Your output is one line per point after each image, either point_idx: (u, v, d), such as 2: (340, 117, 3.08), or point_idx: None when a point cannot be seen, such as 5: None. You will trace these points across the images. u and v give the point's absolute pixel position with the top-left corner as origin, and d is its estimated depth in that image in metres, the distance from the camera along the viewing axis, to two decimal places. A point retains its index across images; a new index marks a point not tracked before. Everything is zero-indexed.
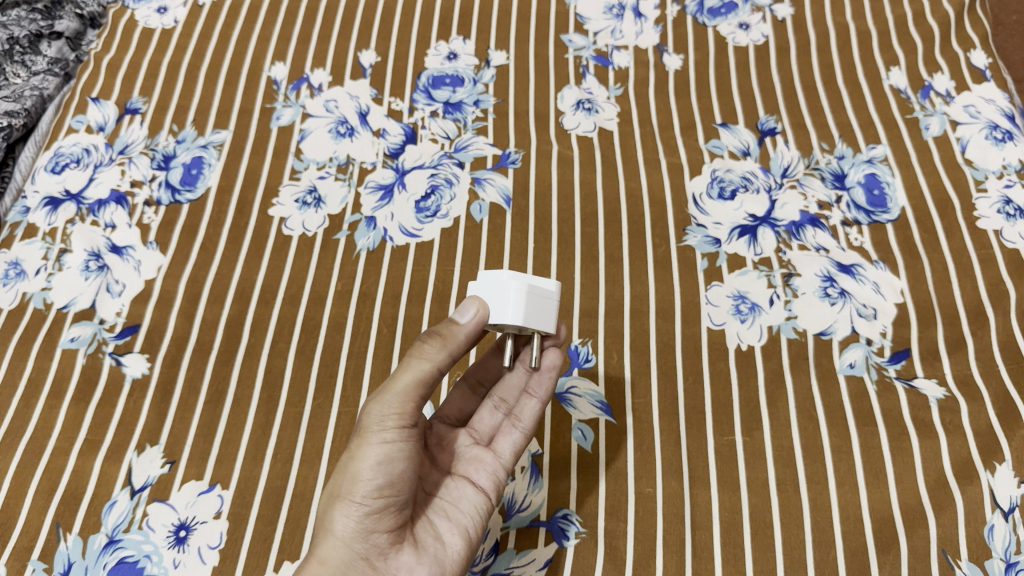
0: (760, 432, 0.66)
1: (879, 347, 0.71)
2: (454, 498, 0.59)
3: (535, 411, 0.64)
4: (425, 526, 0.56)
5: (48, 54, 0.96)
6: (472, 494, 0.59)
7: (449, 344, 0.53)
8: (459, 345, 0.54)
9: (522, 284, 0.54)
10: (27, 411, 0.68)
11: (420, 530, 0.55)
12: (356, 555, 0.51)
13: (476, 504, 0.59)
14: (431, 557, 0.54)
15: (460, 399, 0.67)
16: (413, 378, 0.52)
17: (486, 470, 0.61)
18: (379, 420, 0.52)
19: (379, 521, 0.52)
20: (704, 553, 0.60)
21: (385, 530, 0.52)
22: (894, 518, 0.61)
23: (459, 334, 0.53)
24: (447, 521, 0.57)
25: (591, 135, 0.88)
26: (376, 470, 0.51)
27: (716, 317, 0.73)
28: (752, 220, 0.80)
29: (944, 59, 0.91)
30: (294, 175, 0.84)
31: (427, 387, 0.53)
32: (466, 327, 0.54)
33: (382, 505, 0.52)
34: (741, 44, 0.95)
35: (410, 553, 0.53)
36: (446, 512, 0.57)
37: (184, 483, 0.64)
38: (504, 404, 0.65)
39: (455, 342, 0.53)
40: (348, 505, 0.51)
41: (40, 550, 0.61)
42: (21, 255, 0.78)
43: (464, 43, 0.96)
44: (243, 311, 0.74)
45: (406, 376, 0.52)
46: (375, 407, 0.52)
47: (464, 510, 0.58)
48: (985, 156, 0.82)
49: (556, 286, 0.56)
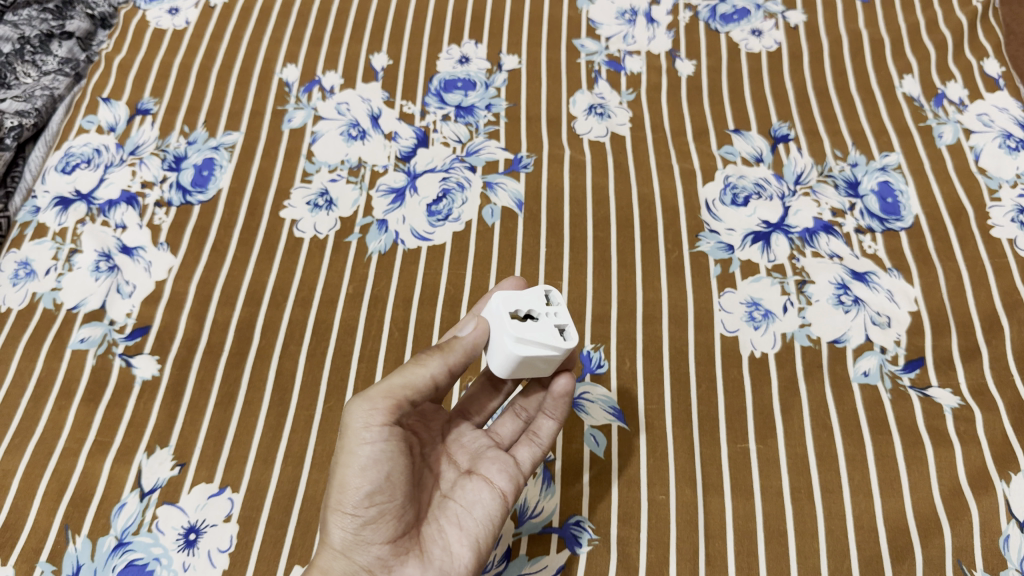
0: (774, 439, 0.66)
1: (893, 355, 0.70)
2: (470, 502, 0.57)
3: (554, 427, 0.63)
4: (435, 532, 0.55)
5: (59, 54, 0.96)
6: (488, 499, 0.57)
7: (449, 356, 0.54)
8: (459, 356, 0.54)
9: (514, 356, 0.52)
10: (36, 412, 0.68)
11: (429, 539, 0.54)
12: (357, 567, 0.51)
13: (490, 509, 0.57)
14: (436, 568, 0.53)
15: (483, 396, 0.67)
16: (402, 381, 0.53)
17: (505, 472, 0.59)
18: (363, 424, 0.51)
19: (376, 532, 0.51)
20: (717, 561, 0.60)
21: (384, 540, 0.52)
22: (909, 527, 0.60)
23: (459, 346, 0.54)
24: (459, 528, 0.55)
25: (603, 139, 0.87)
26: (361, 477, 0.51)
27: (729, 324, 0.73)
28: (765, 227, 0.79)
29: (957, 67, 0.91)
30: (306, 177, 0.84)
31: (419, 392, 0.54)
32: (465, 338, 0.54)
33: (377, 514, 0.51)
34: (753, 50, 0.95)
35: (414, 565, 0.52)
36: (457, 519, 0.56)
37: (194, 485, 0.64)
38: (525, 410, 0.65)
39: (454, 354, 0.54)
40: (342, 516, 0.51)
41: (48, 552, 0.60)
42: (31, 255, 0.77)
43: (476, 47, 0.96)
44: (254, 313, 0.74)
45: (394, 379, 0.53)
46: (358, 409, 0.52)
47: (476, 516, 0.56)
48: (999, 165, 0.82)
49: (562, 349, 0.52)
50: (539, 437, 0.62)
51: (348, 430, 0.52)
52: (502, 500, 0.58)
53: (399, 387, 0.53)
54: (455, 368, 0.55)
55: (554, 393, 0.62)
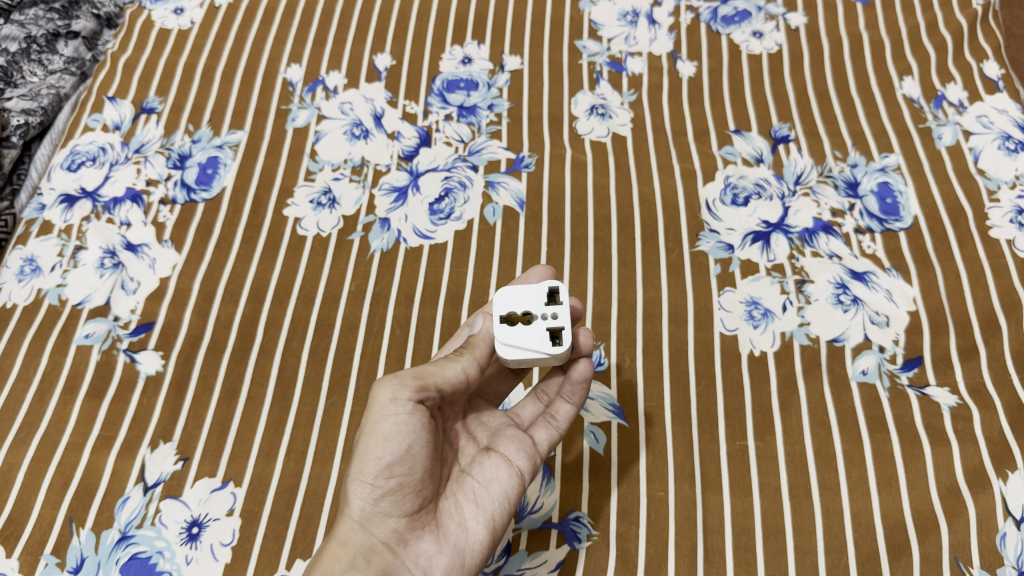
0: (773, 437, 0.66)
1: (892, 354, 0.71)
2: (487, 478, 0.57)
3: (572, 411, 0.64)
4: (451, 508, 0.55)
5: (64, 53, 0.97)
6: (505, 476, 0.58)
7: (476, 353, 0.58)
8: (483, 352, 0.58)
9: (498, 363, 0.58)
10: (41, 407, 0.68)
11: (445, 515, 0.55)
12: (374, 539, 0.51)
13: (506, 487, 0.57)
14: (452, 545, 0.53)
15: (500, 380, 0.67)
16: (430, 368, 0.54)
17: (523, 450, 0.60)
18: (389, 400, 0.52)
19: (395, 504, 0.52)
20: (715, 557, 0.60)
21: (402, 514, 0.52)
22: (906, 524, 0.61)
23: (482, 343, 0.58)
24: (475, 505, 0.56)
25: (604, 140, 0.88)
26: (383, 448, 0.51)
27: (728, 323, 0.74)
28: (765, 227, 0.80)
29: (957, 69, 0.92)
30: (309, 176, 0.84)
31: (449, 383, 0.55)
32: (482, 337, 0.58)
33: (396, 486, 0.52)
34: (754, 52, 0.95)
35: (429, 541, 0.53)
36: (474, 494, 0.56)
37: (197, 480, 0.64)
38: (545, 395, 0.66)
39: (479, 350, 0.58)
40: (362, 486, 0.51)
41: (52, 544, 0.61)
42: (36, 251, 0.78)
43: (479, 48, 0.96)
44: (257, 310, 0.74)
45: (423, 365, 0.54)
46: (384, 386, 0.52)
47: (493, 493, 0.56)
48: (998, 166, 0.82)
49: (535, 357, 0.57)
50: (557, 420, 0.63)
51: (374, 404, 0.52)
52: (519, 478, 0.58)
53: (429, 370, 0.54)
54: (482, 364, 0.58)
55: (572, 377, 0.63)
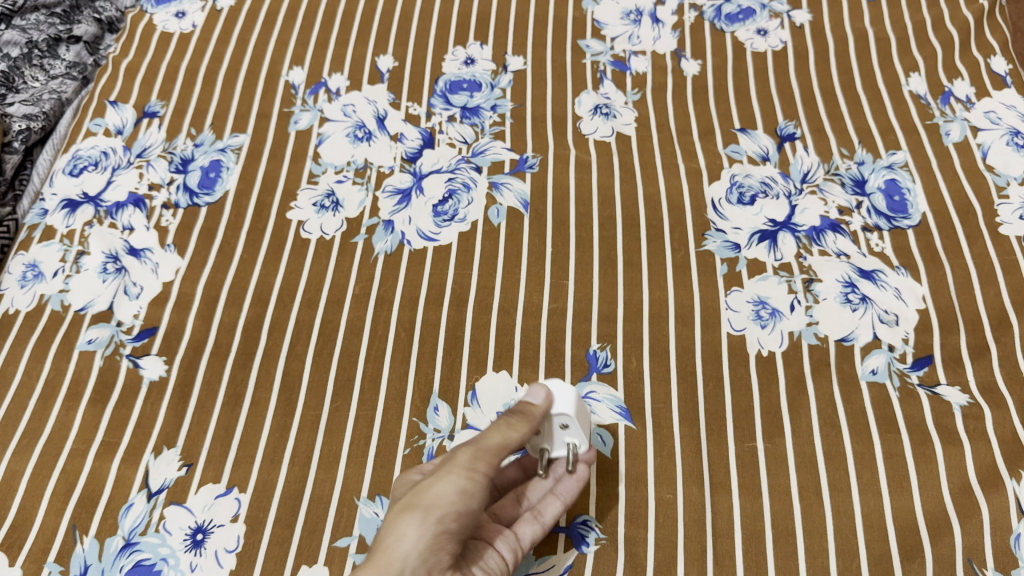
0: (782, 438, 0.66)
1: (901, 353, 0.70)
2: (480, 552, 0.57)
3: (559, 509, 0.61)
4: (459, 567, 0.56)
5: (66, 58, 0.97)
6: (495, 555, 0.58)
7: (534, 421, 0.58)
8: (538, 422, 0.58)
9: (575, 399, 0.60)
10: (44, 413, 0.68)
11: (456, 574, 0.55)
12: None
13: (498, 561, 0.57)
14: None
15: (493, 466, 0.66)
16: (500, 439, 0.56)
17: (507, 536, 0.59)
18: (470, 461, 0.55)
19: (439, 552, 0.53)
20: (725, 560, 0.59)
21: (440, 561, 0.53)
22: (918, 526, 0.60)
23: (538, 413, 0.59)
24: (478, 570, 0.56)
25: (608, 139, 0.87)
26: (451, 497, 0.53)
27: (736, 323, 0.73)
28: (772, 225, 0.79)
29: (964, 65, 0.91)
30: (312, 179, 0.84)
31: (506, 451, 0.56)
32: (539, 407, 0.59)
33: (445, 535, 0.53)
34: (759, 50, 0.95)
35: None
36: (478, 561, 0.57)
37: (201, 485, 0.64)
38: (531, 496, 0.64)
39: (534, 419, 0.58)
40: (421, 527, 0.52)
41: (56, 552, 0.60)
42: (39, 257, 0.78)
43: (481, 49, 0.96)
44: (260, 314, 0.74)
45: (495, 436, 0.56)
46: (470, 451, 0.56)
47: (489, 564, 0.57)
48: (1006, 163, 0.81)
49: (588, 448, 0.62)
50: (543, 516, 0.60)
51: (456, 462, 0.55)
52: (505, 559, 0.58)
53: (501, 443, 0.56)
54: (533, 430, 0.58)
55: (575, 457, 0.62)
